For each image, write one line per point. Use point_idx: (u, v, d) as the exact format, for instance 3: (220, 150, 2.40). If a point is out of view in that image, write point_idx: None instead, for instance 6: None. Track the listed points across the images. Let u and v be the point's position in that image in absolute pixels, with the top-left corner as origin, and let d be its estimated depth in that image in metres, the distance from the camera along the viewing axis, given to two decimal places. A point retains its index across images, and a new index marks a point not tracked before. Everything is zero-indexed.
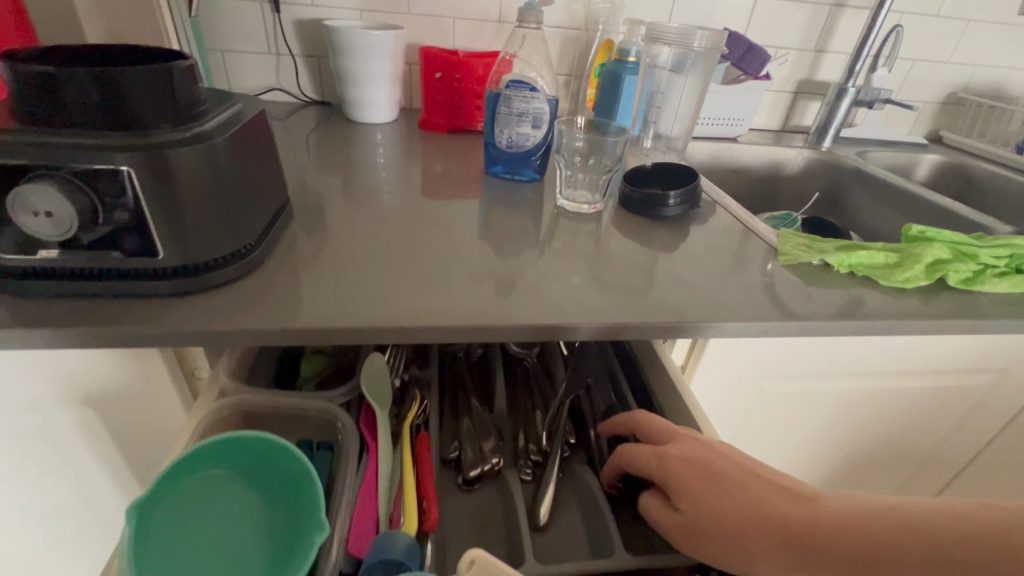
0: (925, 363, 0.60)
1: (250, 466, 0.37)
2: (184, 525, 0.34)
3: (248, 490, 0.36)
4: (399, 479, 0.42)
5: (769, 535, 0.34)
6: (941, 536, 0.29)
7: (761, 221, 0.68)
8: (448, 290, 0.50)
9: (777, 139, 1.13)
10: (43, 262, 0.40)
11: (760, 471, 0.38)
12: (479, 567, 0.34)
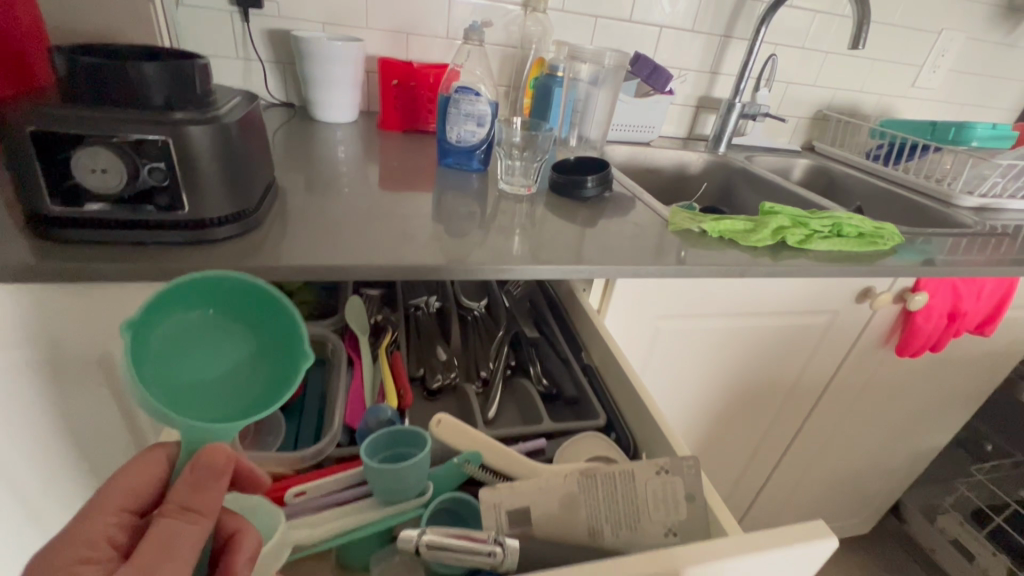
0: (777, 305, 0.80)
1: (244, 325, 0.43)
2: (179, 350, 0.41)
3: (238, 342, 0.42)
4: (380, 379, 0.55)
5: None
6: None
7: (668, 210, 0.85)
8: (413, 248, 0.64)
9: (684, 145, 1.35)
10: (90, 213, 0.51)
11: None
12: (445, 424, 0.46)
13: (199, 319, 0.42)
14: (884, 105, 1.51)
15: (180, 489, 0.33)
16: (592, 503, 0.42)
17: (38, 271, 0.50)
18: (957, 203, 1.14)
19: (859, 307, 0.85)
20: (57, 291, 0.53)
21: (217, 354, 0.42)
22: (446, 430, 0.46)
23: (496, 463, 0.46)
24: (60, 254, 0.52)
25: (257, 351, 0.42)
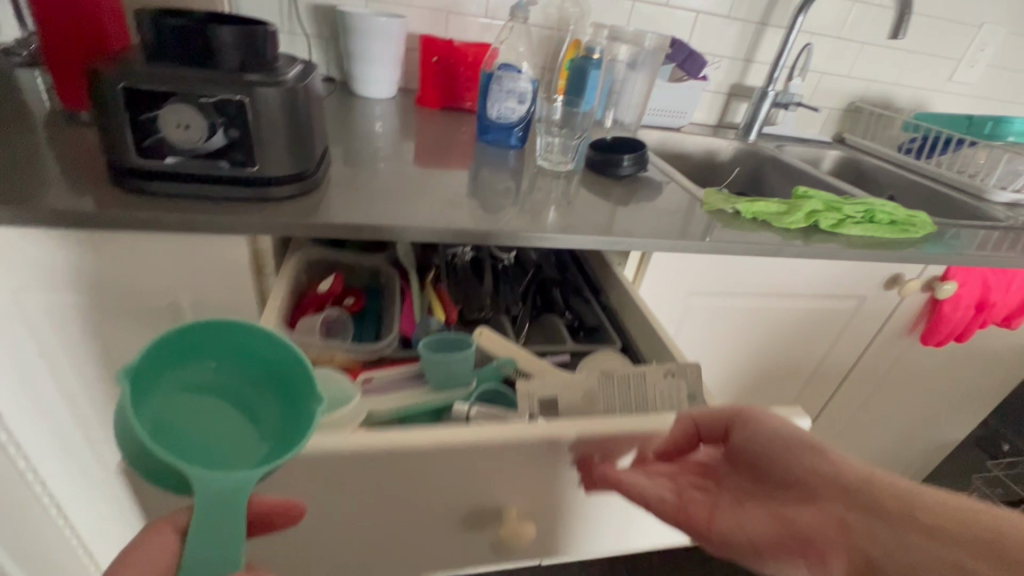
0: (806, 287, 0.82)
1: (241, 376, 0.45)
2: (188, 408, 0.42)
3: (235, 395, 0.45)
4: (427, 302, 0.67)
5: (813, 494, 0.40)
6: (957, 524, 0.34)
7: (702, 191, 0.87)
8: (459, 217, 0.68)
9: (714, 132, 1.35)
10: (170, 166, 0.56)
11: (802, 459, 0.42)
12: (487, 335, 0.58)
13: (195, 371, 0.43)
14: (919, 98, 1.49)
15: None
16: (609, 396, 0.52)
17: (119, 218, 0.54)
18: (989, 198, 1.14)
19: (887, 294, 0.86)
20: (133, 240, 0.58)
21: (215, 406, 0.44)
22: (489, 338, 0.57)
23: (527, 367, 0.56)
24: (137, 203, 0.56)
25: (259, 399, 0.45)
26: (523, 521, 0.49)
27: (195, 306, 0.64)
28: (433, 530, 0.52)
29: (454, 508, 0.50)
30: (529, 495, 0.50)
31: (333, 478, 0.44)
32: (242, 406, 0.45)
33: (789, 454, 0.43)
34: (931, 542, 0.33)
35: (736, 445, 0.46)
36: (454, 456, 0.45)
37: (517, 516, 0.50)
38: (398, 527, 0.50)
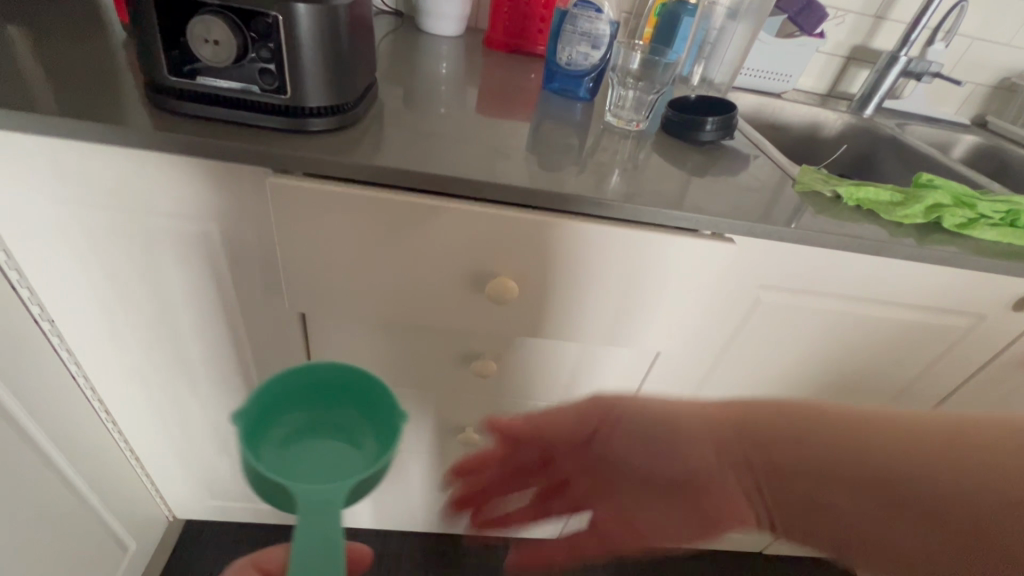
0: (909, 296, 0.69)
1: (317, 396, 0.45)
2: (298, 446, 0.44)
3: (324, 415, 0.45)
4: None
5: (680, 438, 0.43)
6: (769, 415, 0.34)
7: (796, 167, 0.74)
8: (508, 170, 0.61)
9: (821, 102, 1.17)
10: (206, 86, 0.54)
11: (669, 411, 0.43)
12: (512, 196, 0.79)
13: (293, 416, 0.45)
14: None
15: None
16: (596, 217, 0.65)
17: (154, 138, 0.53)
18: None
19: (1015, 317, 0.71)
20: (170, 162, 0.56)
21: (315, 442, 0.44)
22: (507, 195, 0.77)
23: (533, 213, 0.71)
24: (173, 124, 0.54)
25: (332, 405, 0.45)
26: (510, 281, 0.62)
27: (230, 237, 0.62)
28: (451, 295, 0.65)
29: (456, 268, 0.62)
30: (514, 259, 0.61)
31: (361, 224, 0.58)
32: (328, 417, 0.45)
33: (629, 422, 0.35)
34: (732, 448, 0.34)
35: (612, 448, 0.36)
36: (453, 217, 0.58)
37: (505, 277, 0.62)
38: (413, 293, 0.65)
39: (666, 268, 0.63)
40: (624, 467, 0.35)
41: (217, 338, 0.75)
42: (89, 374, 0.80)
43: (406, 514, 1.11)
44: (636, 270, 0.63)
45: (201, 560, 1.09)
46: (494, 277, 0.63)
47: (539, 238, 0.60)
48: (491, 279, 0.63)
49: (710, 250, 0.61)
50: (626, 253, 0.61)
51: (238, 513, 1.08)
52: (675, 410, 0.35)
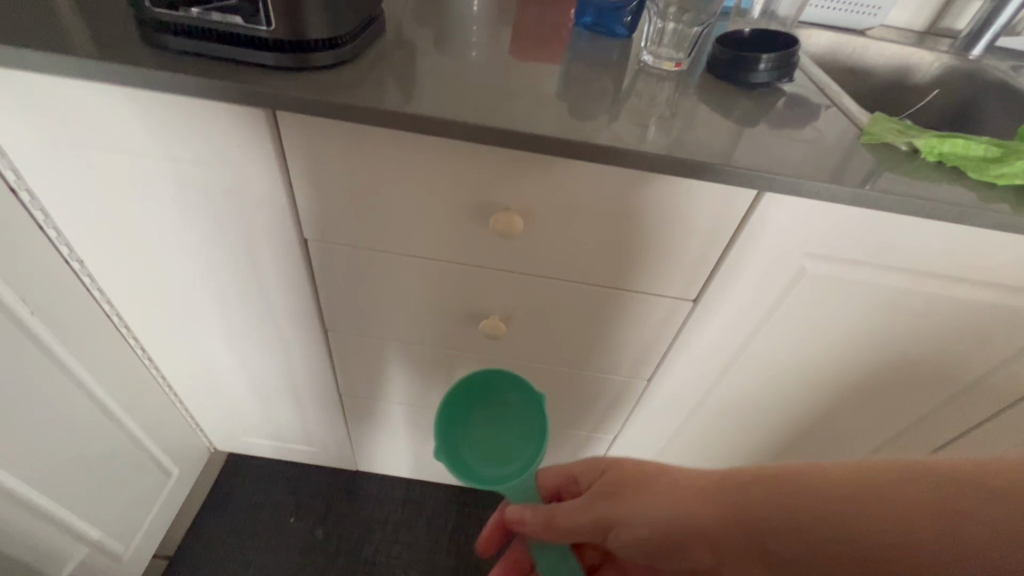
0: (993, 273, 0.58)
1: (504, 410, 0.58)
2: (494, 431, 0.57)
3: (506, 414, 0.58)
4: None
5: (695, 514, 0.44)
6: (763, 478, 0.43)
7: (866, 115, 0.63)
8: (516, 111, 0.56)
9: (917, 41, 0.99)
10: (192, 19, 0.52)
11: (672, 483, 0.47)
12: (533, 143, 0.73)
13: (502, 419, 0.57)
14: None
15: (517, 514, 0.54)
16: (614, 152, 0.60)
17: (144, 75, 0.51)
18: None
19: None
20: (167, 101, 0.54)
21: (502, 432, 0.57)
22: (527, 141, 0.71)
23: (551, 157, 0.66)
24: (164, 60, 0.52)
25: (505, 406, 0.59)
26: (517, 215, 0.59)
27: (233, 182, 0.61)
28: (454, 231, 0.63)
29: (459, 201, 0.60)
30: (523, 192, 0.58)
31: (362, 151, 0.57)
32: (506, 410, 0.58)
33: (626, 517, 0.46)
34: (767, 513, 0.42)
35: (623, 542, 0.47)
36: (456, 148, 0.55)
37: (513, 211, 0.59)
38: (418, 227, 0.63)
39: (682, 214, 0.58)
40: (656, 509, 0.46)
41: (233, 285, 0.75)
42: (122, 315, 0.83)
43: (427, 465, 1.14)
44: (651, 214, 0.59)
45: (237, 489, 1.17)
46: (501, 210, 0.60)
47: (544, 171, 0.56)
48: (497, 211, 0.60)
49: (734, 196, 0.55)
50: (638, 192, 0.56)
51: (270, 450, 1.14)
52: (665, 504, 0.45)
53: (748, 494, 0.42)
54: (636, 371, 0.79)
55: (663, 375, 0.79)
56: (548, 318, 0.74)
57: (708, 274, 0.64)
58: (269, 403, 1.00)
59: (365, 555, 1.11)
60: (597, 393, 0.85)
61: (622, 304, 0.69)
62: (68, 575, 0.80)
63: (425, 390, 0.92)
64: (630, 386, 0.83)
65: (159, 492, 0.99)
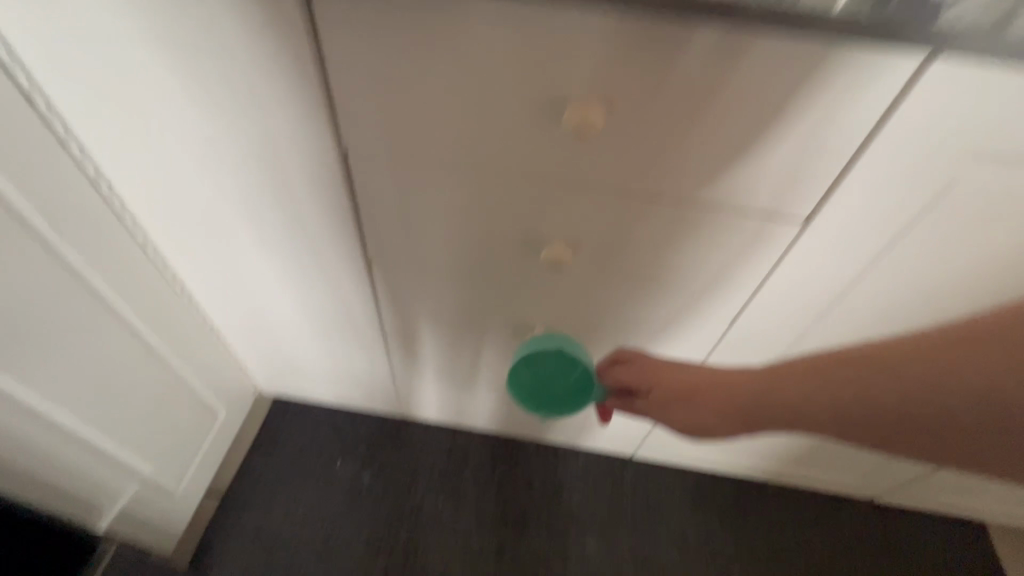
0: None
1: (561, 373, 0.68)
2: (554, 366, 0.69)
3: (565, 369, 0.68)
4: None
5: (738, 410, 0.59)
6: (784, 366, 0.57)
7: None
8: None
9: None
10: None
11: (718, 374, 0.61)
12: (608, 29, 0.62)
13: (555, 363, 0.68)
14: None
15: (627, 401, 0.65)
16: None
17: None
18: None
19: None
20: None
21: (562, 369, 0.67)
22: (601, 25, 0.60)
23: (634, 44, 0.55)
24: None
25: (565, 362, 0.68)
26: (595, 109, 0.49)
27: (267, 76, 0.54)
28: (515, 135, 0.54)
29: (523, 95, 0.51)
30: (603, 79, 0.48)
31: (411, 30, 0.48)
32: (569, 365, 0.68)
33: (688, 414, 0.61)
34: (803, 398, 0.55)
35: (694, 424, 0.61)
36: (525, 22, 0.46)
37: (588, 106, 0.50)
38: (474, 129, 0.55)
39: (809, 96, 0.48)
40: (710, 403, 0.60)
41: (271, 208, 0.69)
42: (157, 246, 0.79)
43: (475, 410, 1.09)
44: (761, 98, 0.48)
45: (284, 431, 1.15)
46: (574, 105, 0.50)
47: (640, 47, 0.46)
48: (568, 107, 0.50)
49: (876, 69, 0.45)
50: (755, 70, 0.46)
51: (318, 392, 1.12)
52: (722, 411, 0.59)
53: (779, 394, 0.56)
54: (724, 307, 0.70)
55: (753, 309, 0.70)
56: (622, 246, 0.64)
57: (829, 178, 0.54)
58: (312, 343, 0.96)
59: (413, 499, 1.10)
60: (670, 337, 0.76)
61: (714, 223, 0.60)
62: (124, 504, 0.80)
63: (475, 333, 0.84)
64: (710, 325, 0.74)
65: (208, 429, 0.99)
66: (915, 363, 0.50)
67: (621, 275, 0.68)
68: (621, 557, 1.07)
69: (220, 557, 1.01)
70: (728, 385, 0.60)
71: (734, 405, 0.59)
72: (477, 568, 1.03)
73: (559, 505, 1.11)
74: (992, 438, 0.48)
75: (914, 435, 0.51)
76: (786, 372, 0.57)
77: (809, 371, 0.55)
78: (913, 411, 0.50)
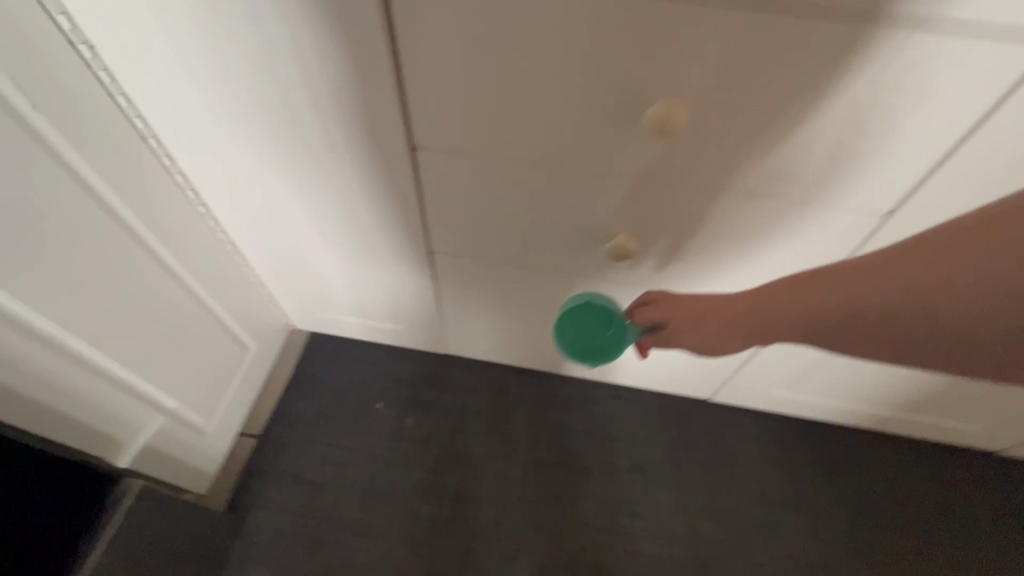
0: None
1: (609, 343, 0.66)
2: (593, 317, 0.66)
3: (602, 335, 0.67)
4: None
5: (735, 335, 0.55)
6: (771, 286, 0.53)
7: None
8: None
9: None
10: None
11: (709, 299, 0.58)
12: None
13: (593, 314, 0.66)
14: None
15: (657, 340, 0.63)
16: None
17: None
18: None
19: None
20: None
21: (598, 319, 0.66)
22: None
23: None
24: None
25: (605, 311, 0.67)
26: None
27: None
28: None
29: None
30: None
31: None
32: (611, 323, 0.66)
33: (687, 343, 0.59)
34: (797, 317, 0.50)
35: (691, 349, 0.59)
36: None
37: None
38: None
39: None
40: (703, 330, 0.57)
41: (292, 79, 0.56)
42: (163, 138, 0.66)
43: (529, 348, 0.97)
44: None
45: (321, 371, 1.06)
46: None
47: None
48: None
49: None
50: None
51: (355, 327, 1.02)
52: (712, 328, 0.56)
53: (769, 316, 0.52)
54: (887, 185, 0.55)
55: (927, 189, 0.54)
56: (768, 98, 0.49)
57: None
58: (346, 268, 0.84)
59: (460, 444, 1.00)
60: (800, 227, 0.61)
61: (904, 57, 0.44)
62: (147, 443, 0.72)
63: (544, 241, 0.71)
64: (856, 219, 0.59)
65: (238, 365, 0.90)
66: (916, 266, 0.44)
67: (758, 141, 0.53)
68: (694, 510, 0.95)
69: (258, 500, 0.94)
70: (721, 308, 0.56)
71: (728, 328, 0.55)
72: (534, 519, 0.93)
73: (623, 453, 1.00)
74: (1013, 334, 0.41)
75: (916, 345, 0.46)
76: (775, 293, 0.52)
77: (800, 289, 0.50)
78: (909, 307, 0.45)
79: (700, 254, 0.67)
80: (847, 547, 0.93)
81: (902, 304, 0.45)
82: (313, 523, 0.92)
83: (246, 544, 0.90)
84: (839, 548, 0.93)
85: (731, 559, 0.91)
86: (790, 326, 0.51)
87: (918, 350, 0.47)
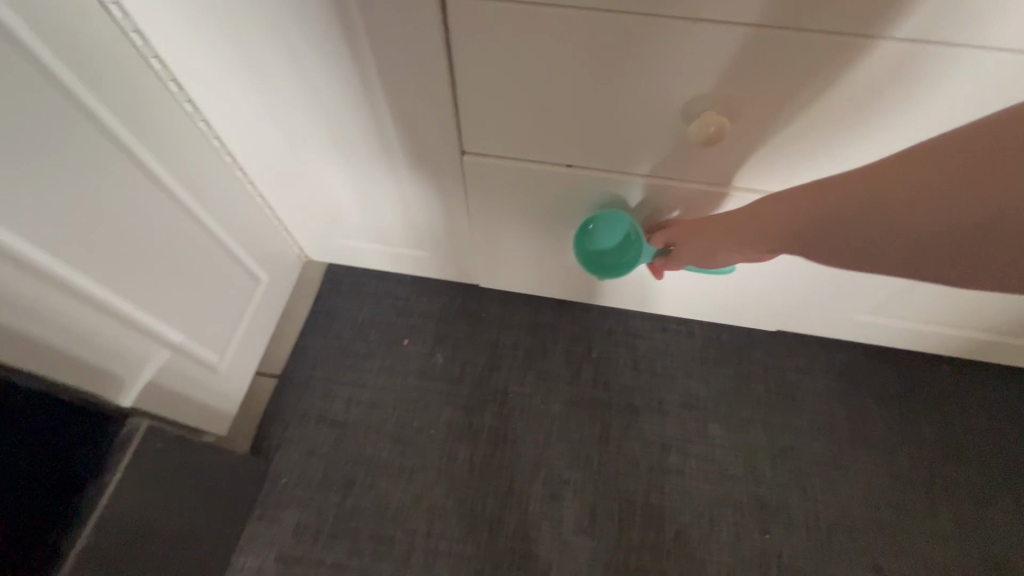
0: None
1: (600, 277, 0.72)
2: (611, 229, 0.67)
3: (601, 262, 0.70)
4: None
5: (732, 247, 0.58)
6: (772, 198, 0.54)
7: None
8: None
9: None
10: None
11: (715, 218, 0.58)
12: None
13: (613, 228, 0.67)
14: None
15: (669, 261, 0.66)
16: None
17: None
18: None
19: None
20: None
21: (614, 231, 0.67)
22: None
23: None
24: None
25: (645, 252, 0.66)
26: None
27: None
28: None
29: None
30: None
31: None
32: (629, 262, 0.68)
33: (693, 255, 0.62)
34: (786, 225, 0.52)
35: (699, 263, 0.63)
36: None
37: None
38: None
39: None
40: (705, 244, 0.60)
41: None
42: (127, 3, 0.52)
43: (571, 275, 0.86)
44: None
45: (341, 307, 0.98)
46: None
47: None
48: None
49: None
50: None
51: (376, 256, 0.92)
52: (712, 237, 0.59)
53: (763, 223, 0.54)
54: None
55: None
56: None
57: None
58: (361, 186, 0.72)
59: (495, 382, 0.92)
60: (975, 86, 0.45)
61: None
62: (149, 381, 0.64)
63: (605, 132, 0.56)
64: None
65: (249, 300, 0.81)
66: (911, 170, 0.43)
67: None
68: (753, 448, 0.87)
69: (283, 441, 0.88)
70: (723, 223, 0.57)
71: (726, 239, 0.58)
72: (577, 458, 0.86)
73: (673, 389, 0.91)
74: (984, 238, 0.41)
75: (898, 254, 0.47)
76: (773, 201, 0.53)
77: (794, 195, 0.52)
78: (882, 214, 0.45)
79: (821, 131, 0.51)
80: (922, 483, 0.85)
81: (864, 212, 0.46)
82: (343, 464, 0.86)
83: (274, 489, 0.85)
84: (912, 485, 0.85)
85: (794, 498, 0.84)
86: (765, 232, 0.54)
87: (875, 257, 0.49)
